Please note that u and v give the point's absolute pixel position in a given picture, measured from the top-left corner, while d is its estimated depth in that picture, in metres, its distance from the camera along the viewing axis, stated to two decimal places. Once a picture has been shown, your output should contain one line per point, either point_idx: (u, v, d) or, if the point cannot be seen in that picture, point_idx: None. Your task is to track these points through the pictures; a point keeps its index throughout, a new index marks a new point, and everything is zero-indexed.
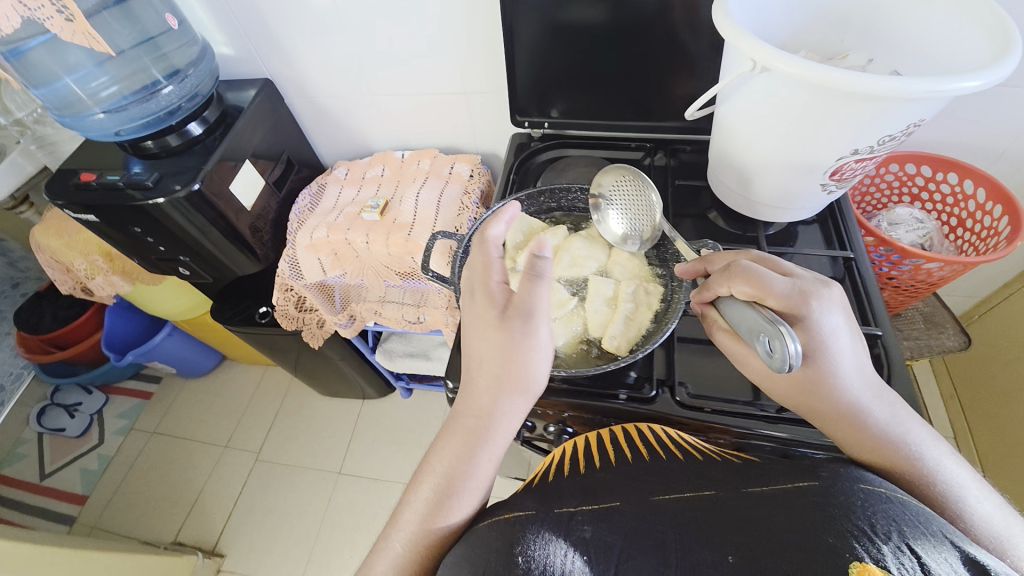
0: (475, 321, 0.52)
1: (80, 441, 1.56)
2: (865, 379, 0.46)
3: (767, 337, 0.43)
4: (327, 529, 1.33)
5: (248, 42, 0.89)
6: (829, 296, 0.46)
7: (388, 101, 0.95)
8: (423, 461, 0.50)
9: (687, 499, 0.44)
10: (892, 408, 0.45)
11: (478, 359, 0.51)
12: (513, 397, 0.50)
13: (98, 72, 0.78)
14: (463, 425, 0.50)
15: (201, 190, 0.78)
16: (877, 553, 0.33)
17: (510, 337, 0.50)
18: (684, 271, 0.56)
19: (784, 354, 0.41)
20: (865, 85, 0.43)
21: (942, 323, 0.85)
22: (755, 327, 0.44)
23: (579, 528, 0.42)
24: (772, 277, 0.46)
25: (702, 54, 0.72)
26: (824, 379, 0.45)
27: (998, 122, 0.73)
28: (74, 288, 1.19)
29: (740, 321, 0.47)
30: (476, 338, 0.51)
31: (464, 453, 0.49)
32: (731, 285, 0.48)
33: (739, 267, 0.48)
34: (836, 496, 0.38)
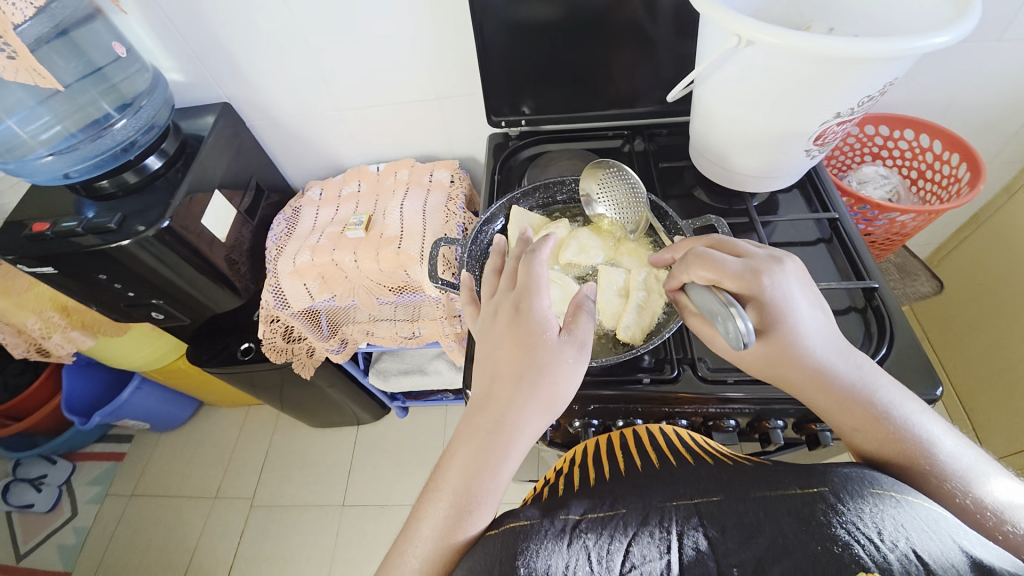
0: (494, 336, 0.47)
1: (51, 516, 1.43)
2: (832, 345, 0.45)
3: (721, 319, 0.42)
4: (340, 566, 1.27)
5: (199, 66, 0.85)
6: (784, 271, 0.45)
7: (357, 114, 0.93)
8: (436, 473, 0.44)
9: (695, 503, 0.42)
10: (860, 370, 0.45)
11: (492, 379, 0.46)
12: (542, 414, 0.44)
13: (41, 110, 0.71)
14: (476, 435, 0.44)
15: (171, 227, 0.73)
16: (885, 561, 0.32)
17: (534, 359, 0.44)
18: (656, 261, 0.54)
19: (736, 333, 0.40)
20: (850, 49, 0.45)
21: (915, 271, 0.91)
22: (711, 309, 0.44)
23: (581, 538, 0.40)
24: (725, 259, 0.45)
25: (667, 40, 0.73)
26: (789, 351, 0.45)
27: (939, 78, 0.79)
28: (29, 350, 1.09)
29: (698, 303, 0.46)
30: (492, 347, 0.47)
31: (480, 469, 0.42)
32: (690, 272, 0.47)
33: (693, 253, 0.47)
34: (843, 503, 0.37)
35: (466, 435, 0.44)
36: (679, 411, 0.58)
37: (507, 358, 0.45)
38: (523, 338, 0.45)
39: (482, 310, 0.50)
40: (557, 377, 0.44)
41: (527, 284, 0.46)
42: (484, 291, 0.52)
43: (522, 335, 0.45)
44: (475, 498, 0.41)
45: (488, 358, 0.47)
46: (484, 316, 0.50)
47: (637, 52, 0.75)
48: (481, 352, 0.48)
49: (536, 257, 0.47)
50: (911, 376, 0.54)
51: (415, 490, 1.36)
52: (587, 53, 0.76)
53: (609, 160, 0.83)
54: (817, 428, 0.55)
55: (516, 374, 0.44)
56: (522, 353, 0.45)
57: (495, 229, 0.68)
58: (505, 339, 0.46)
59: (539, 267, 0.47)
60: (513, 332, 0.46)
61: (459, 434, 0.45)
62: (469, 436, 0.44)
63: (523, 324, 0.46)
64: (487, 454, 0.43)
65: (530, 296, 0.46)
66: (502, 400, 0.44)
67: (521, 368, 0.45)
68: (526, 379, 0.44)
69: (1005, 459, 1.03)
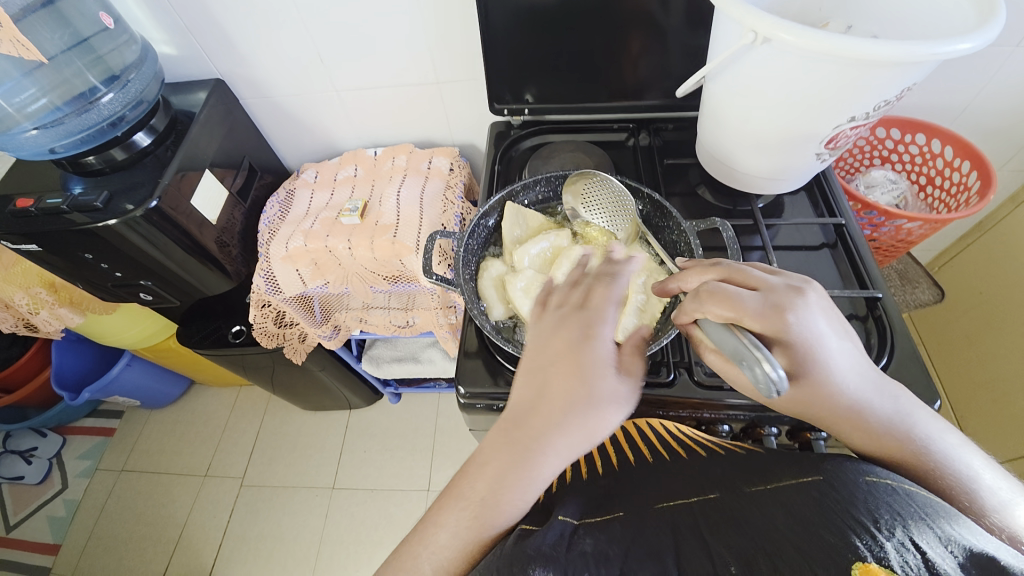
0: (549, 348, 0.43)
1: (42, 488, 1.43)
2: (865, 376, 0.42)
3: (749, 365, 0.37)
4: (329, 547, 1.28)
5: (190, 38, 0.81)
6: (805, 305, 0.40)
7: (355, 95, 0.90)
8: (460, 477, 0.41)
9: (691, 503, 0.43)
10: (895, 400, 0.41)
11: (536, 394, 0.42)
12: (575, 449, 0.41)
13: (26, 82, 0.68)
14: (511, 451, 0.40)
15: (160, 207, 0.71)
16: (880, 550, 0.31)
17: (590, 388, 0.41)
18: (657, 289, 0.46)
19: (769, 386, 0.35)
20: (873, 51, 0.43)
21: (916, 279, 0.90)
22: (734, 354, 0.38)
23: (580, 542, 0.39)
24: (746, 295, 0.39)
25: (679, 31, 0.70)
26: (823, 391, 0.41)
27: (953, 82, 0.77)
28: (16, 325, 1.08)
29: (715, 340, 0.40)
30: (546, 361, 0.43)
31: (510, 479, 0.39)
32: (704, 308, 0.40)
33: (705, 290, 0.41)
34: (837, 493, 0.36)
35: (498, 443, 0.41)
36: (672, 414, 0.57)
37: (562, 377, 0.41)
38: (585, 362, 0.41)
39: (543, 314, 0.46)
40: (608, 411, 0.41)
41: (599, 306, 0.43)
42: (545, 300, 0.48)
43: (581, 358, 0.42)
44: (471, 504, 0.40)
45: (539, 371, 0.43)
46: (541, 321, 0.46)
47: (646, 42, 0.72)
48: (530, 359, 0.44)
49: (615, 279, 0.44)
50: (910, 388, 0.53)
51: (404, 475, 1.36)
52: (595, 41, 0.73)
53: (613, 155, 0.81)
54: (812, 437, 0.53)
55: (566, 399, 0.41)
56: (579, 380, 0.41)
57: (492, 223, 0.67)
58: (563, 356, 0.42)
59: (616, 291, 0.44)
60: (576, 352, 0.42)
61: (491, 441, 0.41)
62: (502, 445, 0.41)
63: (587, 347, 0.42)
64: (520, 466, 0.40)
65: (601, 320, 0.43)
66: (546, 421, 0.41)
67: (575, 395, 0.41)
68: (579, 407, 0.41)
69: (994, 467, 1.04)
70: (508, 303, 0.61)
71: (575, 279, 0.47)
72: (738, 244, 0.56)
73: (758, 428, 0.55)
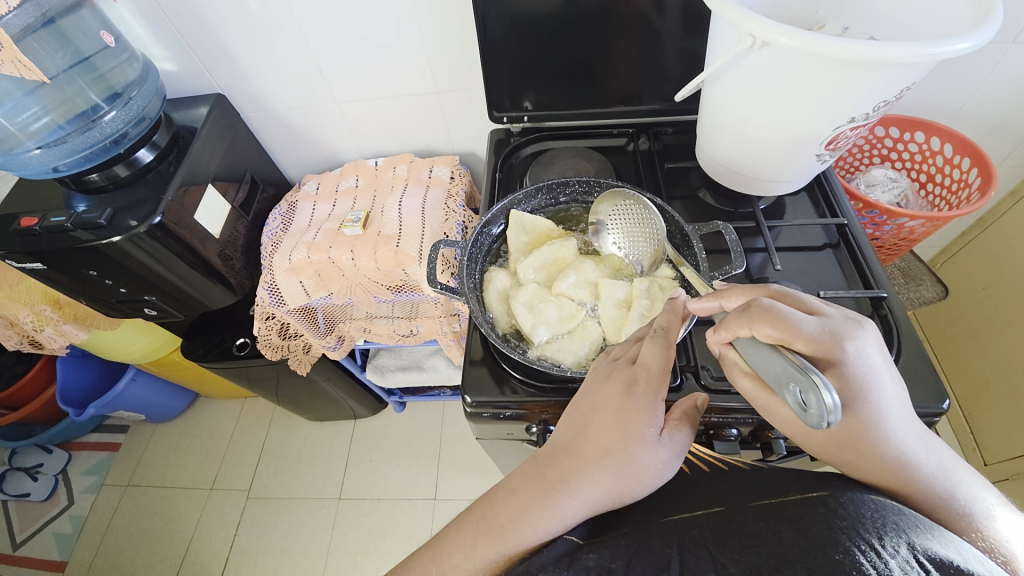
0: (596, 395, 0.46)
1: (47, 505, 1.43)
2: (909, 425, 0.39)
3: (800, 389, 0.35)
4: (336, 559, 1.27)
5: (191, 55, 0.82)
6: (864, 338, 0.38)
7: (355, 107, 0.91)
8: (486, 501, 0.44)
9: (696, 516, 0.40)
10: (937, 455, 0.38)
11: (576, 436, 0.44)
12: (603, 495, 0.41)
13: (28, 102, 0.68)
14: (540, 484, 0.42)
15: (163, 223, 0.71)
16: (885, 570, 0.30)
17: (626, 438, 0.42)
18: (698, 307, 0.46)
19: (821, 410, 0.32)
20: (872, 54, 0.43)
21: (920, 277, 0.89)
22: (782, 377, 0.36)
23: (583, 558, 0.37)
24: (800, 318, 0.37)
25: (676, 36, 0.71)
26: (865, 431, 0.38)
27: (951, 80, 0.78)
28: (21, 342, 1.08)
29: (762, 366, 0.39)
30: (591, 409, 0.45)
31: (525, 511, 0.41)
32: (752, 327, 0.39)
33: (759, 305, 0.39)
34: (842, 508, 0.35)
35: (529, 476, 0.44)
36: None
37: (602, 423, 0.43)
38: (626, 418, 0.43)
39: (599, 364, 0.49)
40: (642, 469, 0.41)
41: (651, 360, 0.44)
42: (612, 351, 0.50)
43: (623, 409, 0.43)
44: None
45: (583, 415, 0.45)
46: (600, 368, 0.48)
47: (644, 48, 0.73)
48: (580, 402, 0.47)
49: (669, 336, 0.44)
50: (919, 388, 0.52)
51: (410, 484, 1.36)
52: (592, 48, 0.73)
53: (613, 160, 0.81)
54: None
55: (601, 450, 0.42)
56: (617, 430, 0.42)
57: (495, 233, 0.68)
58: (606, 408, 0.44)
59: (669, 350, 0.44)
60: (620, 406, 0.43)
61: (524, 473, 0.44)
62: (531, 480, 0.43)
63: (633, 398, 0.43)
64: (547, 502, 0.41)
65: (649, 377, 0.43)
66: (575, 467, 0.42)
67: (609, 443, 0.42)
68: (610, 460, 0.42)
69: (1005, 463, 1.03)
70: (511, 316, 0.61)
71: (640, 333, 0.50)
72: (741, 247, 0.56)
73: (767, 431, 0.56)
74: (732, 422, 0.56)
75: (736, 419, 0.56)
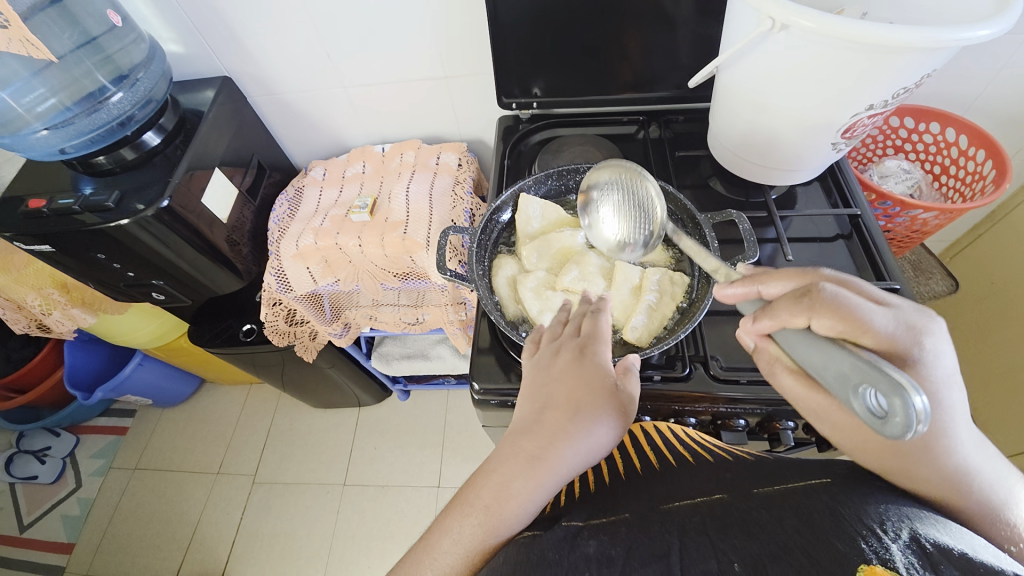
0: (547, 368, 0.47)
1: (55, 487, 1.45)
2: (972, 434, 0.37)
3: (874, 390, 0.30)
4: (340, 543, 1.29)
5: (198, 37, 0.81)
6: (939, 333, 0.36)
7: (362, 92, 0.90)
8: (467, 487, 0.41)
9: (697, 504, 0.40)
10: (995, 468, 0.36)
11: (542, 405, 0.44)
12: (584, 450, 0.42)
13: (35, 82, 0.69)
14: (520, 460, 0.41)
15: (171, 207, 0.71)
16: (886, 551, 0.30)
17: (593, 390, 0.44)
18: (732, 295, 0.43)
19: (907, 417, 0.28)
20: (897, 38, 0.42)
21: (931, 270, 0.89)
22: (853, 374, 0.32)
23: (583, 544, 0.37)
24: (870, 313, 0.35)
25: (689, 21, 0.69)
26: (930, 438, 0.36)
27: (970, 68, 0.76)
28: (29, 326, 1.09)
29: (822, 362, 0.34)
30: (549, 381, 0.46)
31: (515, 490, 0.39)
32: (812, 318, 0.36)
33: (822, 293, 0.36)
34: (846, 498, 0.35)
35: (507, 454, 0.42)
36: (685, 409, 0.57)
37: (566, 387, 0.44)
38: (586, 378, 0.45)
39: (540, 349, 0.50)
40: (610, 415, 0.43)
41: (596, 333, 0.48)
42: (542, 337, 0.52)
43: (583, 371, 0.45)
44: (461, 506, 0.40)
45: (542, 388, 0.45)
46: (540, 354, 0.49)
47: (656, 33, 0.72)
48: (535, 381, 0.47)
49: (603, 312, 0.49)
50: None
51: (414, 470, 1.37)
52: (604, 32, 0.72)
53: (623, 148, 0.81)
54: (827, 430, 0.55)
55: (571, 407, 0.43)
56: (583, 387, 0.44)
57: (504, 221, 0.67)
58: (565, 375, 0.45)
59: (604, 320, 0.49)
60: (576, 372, 0.45)
61: (500, 451, 0.42)
62: (510, 456, 0.41)
63: (586, 363, 0.46)
64: (531, 473, 0.40)
65: (597, 342, 0.47)
66: (551, 429, 0.42)
67: (578, 400, 0.43)
68: (582, 414, 0.43)
69: (1013, 458, 1.03)
70: (519, 301, 0.61)
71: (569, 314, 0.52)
72: (754, 236, 0.55)
73: (774, 422, 0.56)
74: (741, 413, 0.56)
75: (745, 409, 0.55)
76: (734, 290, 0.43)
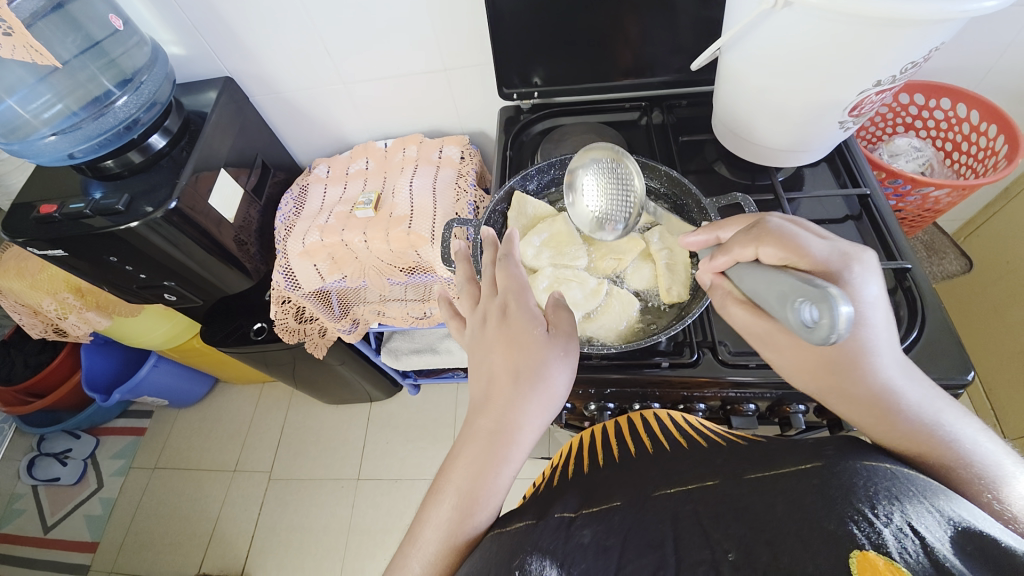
0: (481, 342, 0.46)
1: (77, 488, 1.49)
2: (900, 359, 0.40)
3: (807, 304, 0.33)
4: (356, 537, 1.30)
5: (200, 38, 0.82)
6: (871, 264, 0.39)
7: (362, 87, 0.90)
8: (438, 475, 0.42)
9: (689, 490, 0.39)
10: (926, 391, 0.39)
11: (487, 378, 0.44)
12: (535, 408, 0.43)
13: (41, 88, 0.70)
14: (479, 439, 0.42)
15: (179, 208, 0.72)
16: (878, 536, 0.29)
17: (530, 347, 0.44)
18: (694, 243, 0.49)
19: (832, 319, 0.30)
20: (905, 11, 0.41)
21: (944, 249, 0.87)
22: (794, 292, 0.34)
23: (578, 534, 0.38)
24: (809, 242, 0.39)
25: (689, 1, 0.68)
26: (854, 355, 0.40)
27: (981, 41, 0.74)
28: (46, 330, 1.11)
29: (769, 287, 0.38)
30: (482, 353, 0.45)
31: (483, 468, 0.40)
32: (759, 248, 0.41)
33: (766, 226, 0.41)
34: (836, 478, 0.33)
35: (470, 436, 0.42)
36: (697, 395, 0.57)
37: (501, 358, 0.44)
38: (517, 338, 0.44)
39: (468, 320, 0.48)
40: (544, 370, 0.43)
41: (511, 287, 0.46)
42: (463, 305, 0.50)
43: (512, 335, 0.44)
44: (441, 496, 0.41)
45: (481, 362, 0.45)
46: (471, 326, 0.48)
47: (655, 17, 0.70)
48: (472, 357, 0.47)
49: (511, 258, 0.47)
50: (942, 361, 0.51)
51: (426, 464, 1.38)
52: (603, 18, 0.71)
53: (626, 135, 0.80)
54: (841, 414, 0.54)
55: (512, 371, 0.43)
56: (517, 351, 0.44)
57: (502, 209, 0.65)
58: (497, 342, 0.44)
59: (516, 269, 0.47)
60: (505, 335, 0.45)
61: (460, 435, 0.43)
62: (472, 438, 0.42)
63: (513, 325, 0.45)
64: (498, 455, 0.41)
65: (517, 300, 0.46)
66: (502, 402, 0.42)
67: (518, 366, 0.43)
68: (524, 379, 0.43)
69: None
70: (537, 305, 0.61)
71: (489, 262, 0.50)
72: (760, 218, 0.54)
73: (784, 405, 0.55)
74: (751, 396, 0.55)
75: (754, 394, 0.55)
76: (695, 237, 0.49)
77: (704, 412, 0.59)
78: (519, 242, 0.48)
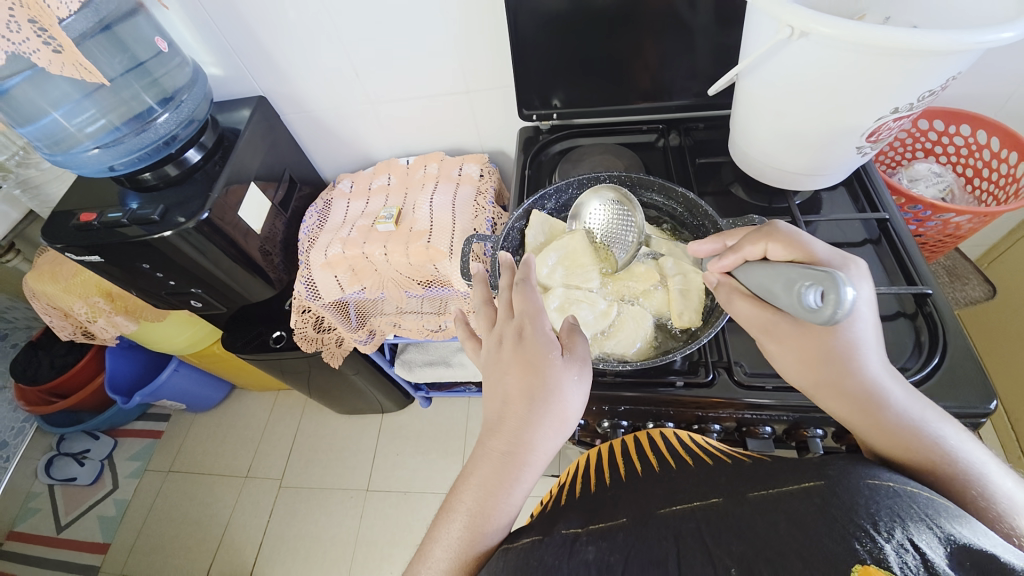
0: (496, 363, 0.46)
1: (94, 488, 1.52)
2: (885, 357, 0.42)
3: (814, 287, 0.35)
4: (363, 549, 1.30)
5: (236, 59, 0.86)
6: (866, 271, 0.41)
7: (387, 107, 0.93)
8: (450, 493, 0.43)
9: (693, 508, 0.39)
10: (909, 389, 0.41)
11: (501, 400, 0.44)
12: (548, 430, 0.43)
13: (86, 103, 0.73)
14: (491, 459, 0.43)
15: (210, 219, 0.75)
16: (880, 551, 0.29)
17: (547, 371, 0.44)
18: (701, 248, 0.50)
19: (838, 297, 0.33)
20: (921, 43, 0.42)
21: (966, 275, 0.86)
22: (798, 278, 0.37)
23: (582, 550, 0.38)
24: (814, 243, 0.41)
25: (707, 28, 0.70)
26: (846, 350, 0.41)
27: (1002, 69, 0.74)
28: (75, 333, 1.15)
29: (773, 277, 0.40)
30: (497, 374, 0.46)
31: (495, 488, 0.41)
32: (768, 246, 0.43)
33: (776, 226, 0.43)
34: (838, 496, 0.33)
35: (482, 454, 0.43)
36: (711, 415, 0.57)
37: (516, 380, 0.44)
38: (533, 362, 0.44)
39: (484, 340, 0.49)
40: (558, 393, 0.44)
41: (527, 310, 0.47)
42: (479, 325, 0.51)
43: (528, 357, 0.45)
44: (452, 507, 0.42)
45: (496, 383, 0.46)
46: (486, 347, 0.48)
47: (673, 43, 0.72)
48: (487, 378, 0.47)
49: (529, 283, 0.47)
50: (964, 389, 0.51)
51: (435, 478, 1.38)
52: (622, 44, 0.73)
53: (643, 156, 0.81)
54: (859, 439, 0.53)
55: (525, 394, 0.44)
56: (531, 374, 0.44)
57: (521, 227, 0.66)
58: (512, 365, 0.45)
59: (533, 293, 0.47)
60: (521, 357, 0.45)
61: (472, 456, 0.44)
62: (484, 456, 0.43)
63: (528, 348, 0.45)
64: (511, 476, 0.42)
65: (533, 322, 0.46)
66: (514, 424, 0.43)
67: (532, 389, 0.44)
68: (539, 403, 0.43)
69: None
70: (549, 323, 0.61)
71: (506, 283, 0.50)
72: None
73: (801, 429, 0.55)
74: (767, 419, 0.55)
75: (770, 416, 0.55)
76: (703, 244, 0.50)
77: (719, 433, 0.59)
78: (536, 266, 0.49)
